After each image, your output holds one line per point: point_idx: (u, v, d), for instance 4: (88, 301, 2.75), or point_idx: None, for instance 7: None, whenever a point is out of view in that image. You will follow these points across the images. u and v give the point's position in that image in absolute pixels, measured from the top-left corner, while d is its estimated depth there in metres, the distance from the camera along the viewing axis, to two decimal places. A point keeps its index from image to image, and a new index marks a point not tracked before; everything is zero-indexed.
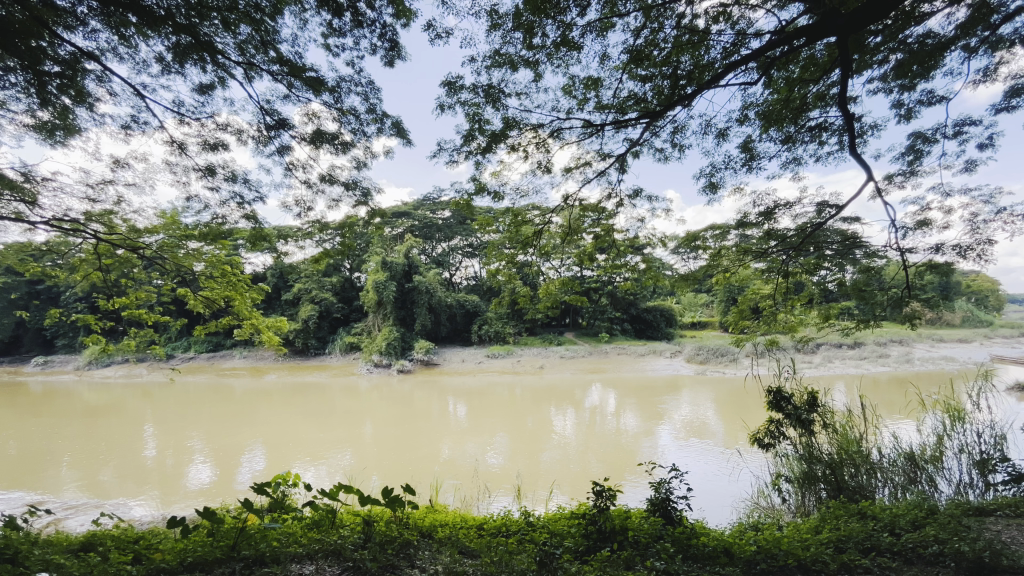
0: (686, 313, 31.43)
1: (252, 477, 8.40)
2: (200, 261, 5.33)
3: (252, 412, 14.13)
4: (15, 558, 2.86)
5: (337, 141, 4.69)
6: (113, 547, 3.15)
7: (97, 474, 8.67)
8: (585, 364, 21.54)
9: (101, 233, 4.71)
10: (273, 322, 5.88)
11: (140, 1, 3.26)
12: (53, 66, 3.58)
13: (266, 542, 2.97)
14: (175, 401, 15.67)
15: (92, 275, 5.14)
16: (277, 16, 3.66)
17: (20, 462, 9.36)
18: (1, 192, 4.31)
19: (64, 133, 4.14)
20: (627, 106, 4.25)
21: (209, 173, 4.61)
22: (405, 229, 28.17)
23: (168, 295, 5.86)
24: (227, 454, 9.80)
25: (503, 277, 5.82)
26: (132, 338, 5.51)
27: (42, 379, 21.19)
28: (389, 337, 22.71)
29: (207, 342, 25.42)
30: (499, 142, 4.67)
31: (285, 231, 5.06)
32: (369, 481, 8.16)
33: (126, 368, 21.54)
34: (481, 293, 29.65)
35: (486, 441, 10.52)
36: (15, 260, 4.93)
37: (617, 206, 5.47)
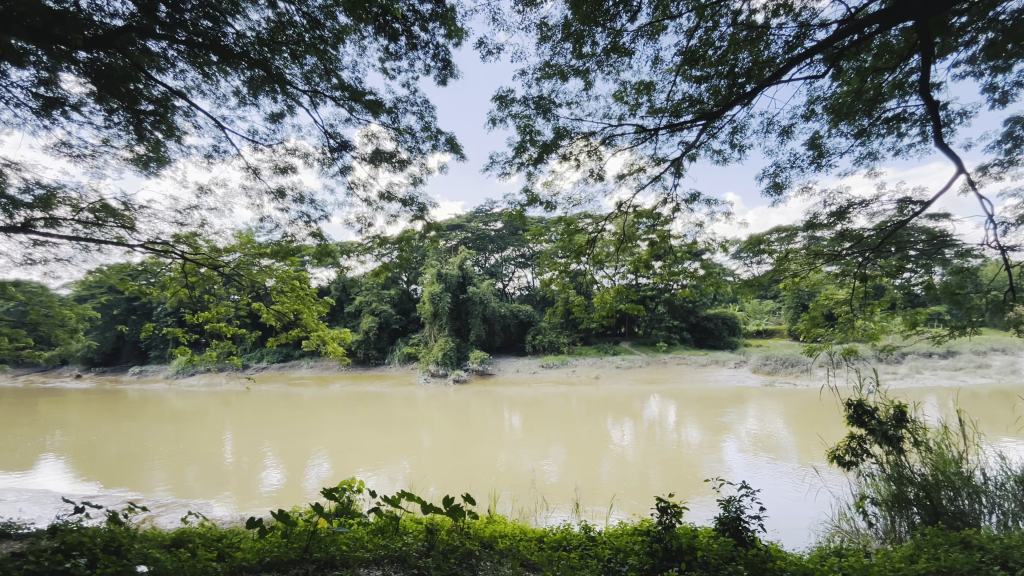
0: (750, 321, 29.87)
1: (319, 482, 8.79)
2: (272, 277, 5.69)
3: (318, 419, 14.86)
4: (120, 550, 3.16)
5: (395, 159, 4.89)
6: (200, 545, 3.39)
7: (184, 475, 9.42)
8: (643, 375, 20.94)
9: (187, 253, 5.17)
10: (338, 333, 6.12)
11: (221, 42, 3.58)
12: (149, 105, 3.99)
13: (336, 546, 3.09)
14: (250, 409, 16.78)
15: (180, 291, 5.64)
16: (339, 45, 3.89)
17: (120, 462, 10.36)
18: (105, 220, 4.81)
19: (157, 164, 4.59)
20: (682, 108, 4.15)
21: (280, 195, 4.95)
22: (459, 242, 28.88)
23: (245, 309, 6.29)
24: (295, 459, 10.34)
25: (557, 287, 5.82)
26: (214, 349, 5.96)
27: (137, 386, 23.39)
28: (445, 347, 23.22)
29: (278, 352, 27.12)
30: (550, 152, 4.70)
31: (348, 246, 5.32)
32: (428, 489, 8.31)
33: (208, 377, 23.38)
34: (534, 303, 29.72)
35: (542, 452, 10.45)
36: (117, 279, 5.50)
37: (673, 212, 5.33)
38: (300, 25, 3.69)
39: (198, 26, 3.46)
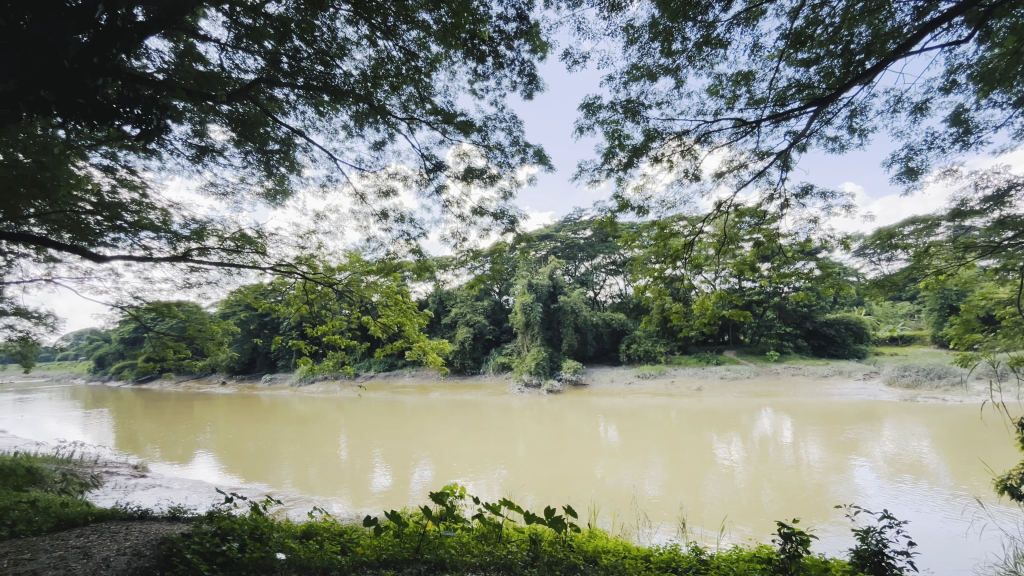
0: (881, 326, 26.24)
1: (423, 486, 9.24)
2: (378, 292, 6.11)
3: (420, 425, 15.65)
4: (262, 537, 3.60)
5: (485, 175, 5.09)
6: (326, 538, 3.74)
7: (307, 473, 10.42)
8: (752, 387, 19.28)
9: (307, 273, 5.82)
10: (437, 343, 6.34)
11: (332, 82, 3.98)
12: (275, 145, 4.55)
13: (444, 549, 3.22)
14: (360, 414, 18.18)
15: (302, 307, 6.28)
16: (432, 73, 4.15)
17: (256, 459, 11.76)
18: (242, 247, 5.54)
19: (282, 195, 5.21)
20: (788, 95, 3.84)
21: (383, 216, 5.35)
22: (549, 251, 29.14)
23: (355, 322, 6.80)
24: (401, 463, 10.96)
25: (652, 294, 5.60)
26: (330, 359, 6.53)
27: (269, 393, 26.55)
28: (538, 357, 23.38)
29: (384, 361, 29.20)
30: (641, 155, 4.61)
31: (444, 261, 5.59)
32: (526, 498, 8.35)
33: (325, 385, 25.82)
34: (627, 311, 28.84)
35: (641, 466, 10.03)
36: (253, 298, 6.30)
37: (781, 208, 4.91)
38: (398, 59, 4.00)
39: (313, 71, 3.88)
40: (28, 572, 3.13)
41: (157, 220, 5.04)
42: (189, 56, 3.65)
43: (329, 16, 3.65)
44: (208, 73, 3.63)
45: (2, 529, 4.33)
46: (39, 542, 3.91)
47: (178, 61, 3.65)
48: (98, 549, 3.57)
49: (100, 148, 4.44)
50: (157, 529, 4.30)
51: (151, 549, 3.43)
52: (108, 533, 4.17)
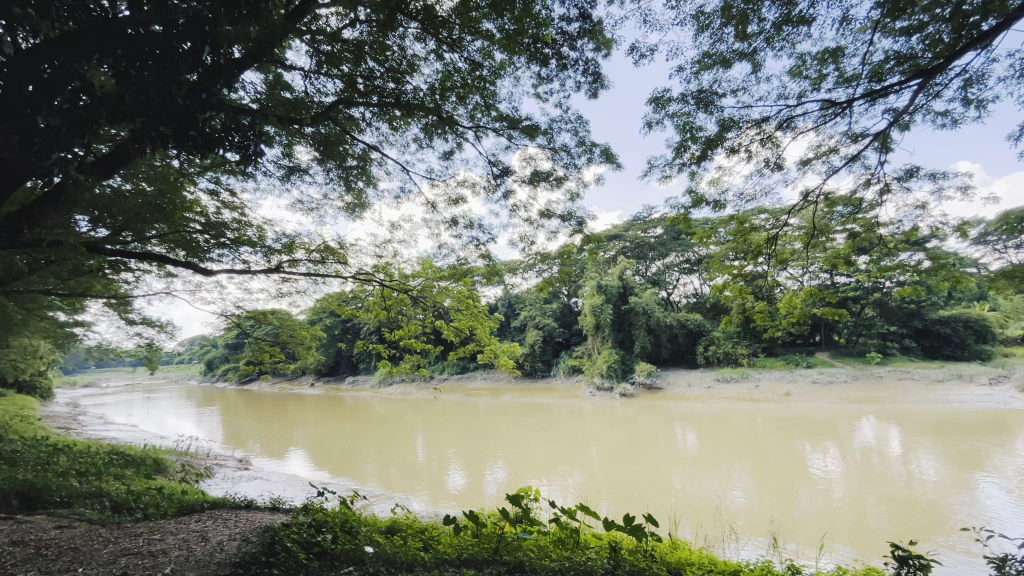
0: (1011, 323, 22.85)
1: (498, 488, 9.36)
2: (450, 297, 6.27)
3: (492, 428, 15.87)
4: (352, 530, 3.84)
5: (552, 178, 5.11)
6: (409, 534, 3.91)
7: (388, 470, 10.97)
8: (851, 392, 17.57)
9: (385, 280, 6.17)
10: (507, 346, 6.37)
11: (403, 97, 4.17)
12: (354, 161, 4.85)
13: (522, 552, 3.23)
14: (435, 415, 18.80)
15: (380, 312, 6.59)
16: (497, 80, 4.23)
17: (342, 456, 12.54)
18: (326, 258, 5.96)
19: (360, 208, 5.54)
20: (885, 69, 3.50)
21: (454, 224, 5.52)
22: (618, 252, 28.55)
23: (429, 326, 7.01)
24: (475, 464, 11.19)
25: (731, 293, 5.27)
26: (406, 362, 6.79)
27: (353, 394, 28.30)
28: (609, 360, 22.89)
29: (457, 364, 30.05)
30: (716, 146, 4.47)
31: (512, 265, 5.65)
32: (601, 503, 8.19)
33: (402, 387, 27.07)
34: (704, 311, 27.47)
35: (724, 475, 9.49)
36: (337, 305, 6.74)
37: (879, 194, 4.46)
38: (464, 70, 4.14)
39: (386, 88, 4.10)
40: (159, 550, 3.56)
41: (254, 236, 5.57)
42: (278, 85, 4.01)
43: (399, 36, 3.86)
44: (294, 99, 3.96)
45: (138, 512, 4.97)
46: (166, 525, 4.43)
47: (269, 91, 4.02)
48: (213, 534, 3.99)
49: (207, 175, 4.98)
50: (260, 518, 4.74)
51: (257, 536, 3.78)
52: (220, 519, 4.64)
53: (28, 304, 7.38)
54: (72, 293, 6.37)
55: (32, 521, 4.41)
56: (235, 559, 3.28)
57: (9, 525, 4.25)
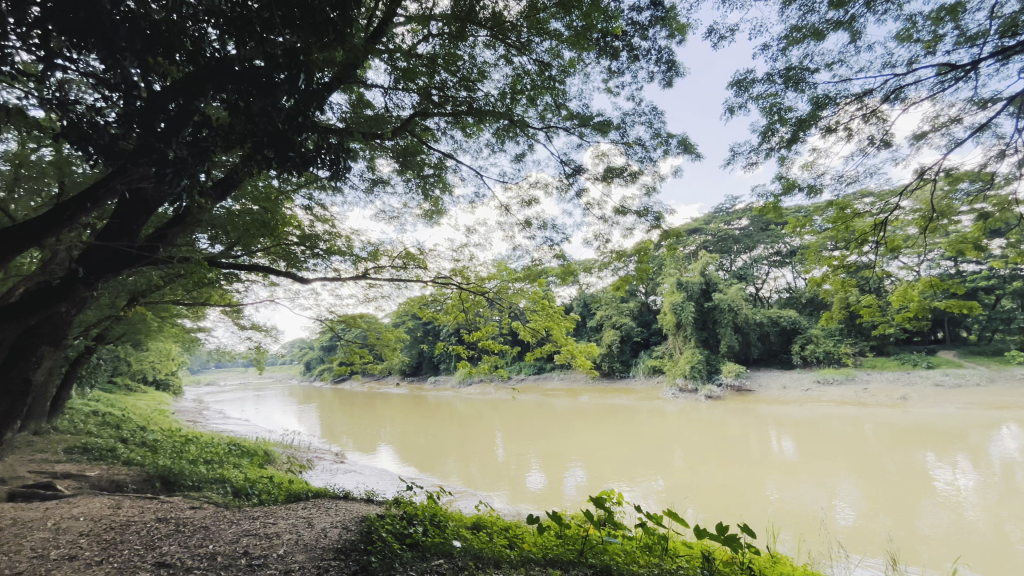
0: None
1: (578, 490, 9.28)
2: (525, 297, 6.31)
3: (570, 429, 15.76)
4: (442, 523, 4.03)
5: (626, 174, 4.99)
6: (494, 530, 4.02)
7: (470, 467, 11.28)
8: (985, 397, 15.30)
9: (462, 283, 6.37)
10: (585, 347, 6.25)
11: (475, 103, 4.27)
12: (430, 170, 5.05)
13: (608, 555, 3.15)
14: (513, 416, 19.06)
15: (459, 315, 6.81)
16: (566, 78, 4.25)
17: (426, 453, 13.09)
18: (408, 263, 6.26)
19: (437, 214, 5.77)
20: (1021, 21, 3.03)
21: (527, 225, 5.56)
22: (699, 246, 27.22)
23: (506, 327, 7.08)
24: (555, 464, 11.19)
25: (832, 287, 4.81)
26: (485, 363, 6.93)
27: (435, 393, 29.52)
28: (692, 360, 21.85)
29: (534, 365, 30.28)
30: (808, 127, 4.15)
31: (588, 264, 5.59)
32: (688, 510, 7.84)
33: (481, 387, 27.84)
34: (799, 307, 25.33)
35: (828, 485, 8.69)
36: (419, 308, 7.05)
37: (1017, 166, 3.85)
38: (533, 72, 4.22)
39: (458, 97, 4.23)
40: (274, 533, 3.95)
41: (344, 245, 5.99)
42: (360, 104, 4.29)
43: (470, 46, 4.00)
44: (376, 115, 4.22)
45: (254, 497, 5.56)
46: (278, 510, 4.90)
47: (353, 109, 4.31)
48: (318, 520, 4.35)
49: (302, 192, 5.45)
50: (358, 508, 5.10)
51: (355, 525, 4.07)
52: (324, 508, 5.06)
53: (163, 312, 8.52)
54: (195, 303, 7.26)
55: (173, 501, 5.09)
56: (338, 545, 3.54)
57: (156, 504, 4.94)
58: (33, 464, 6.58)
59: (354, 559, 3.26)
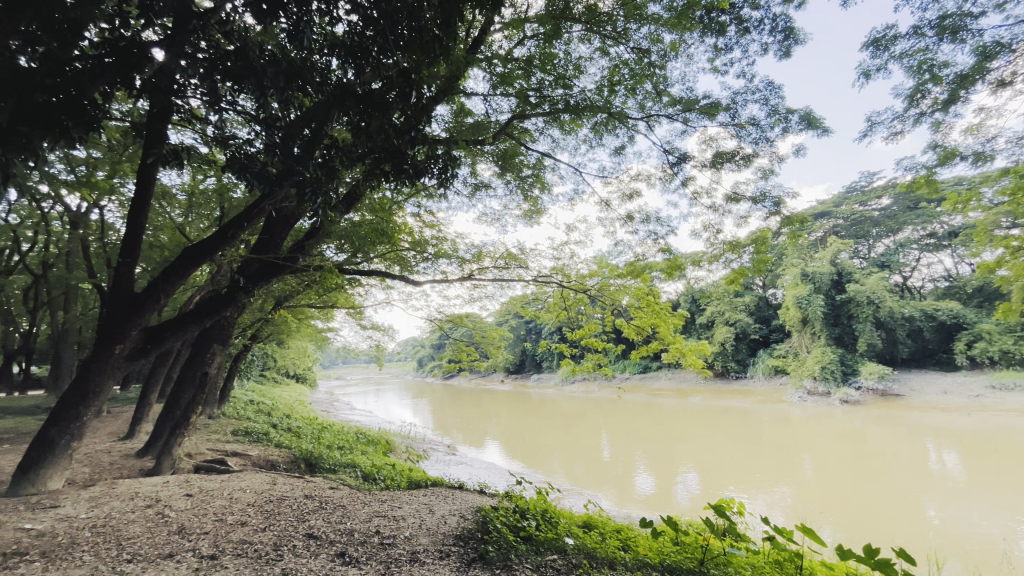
0: None
1: (691, 496, 8.79)
2: (629, 294, 6.11)
3: (681, 431, 14.96)
4: (553, 518, 4.10)
5: (737, 158, 4.66)
6: (606, 530, 3.99)
7: (575, 466, 11.27)
8: None
9: (563, 282, 6.37)
10: (696, 345, 5.88)
11: (571, 100, 4.28)
12: (528, 171, 5.14)
13: (734, 568, 2.91)
14: (618, 415, 18.59)
15: (561, 313, 6.78)
16: (667, 63, 4.19)
17: (532, 449, 13.31)
18: (509, 264, 6.41)
19: (536, 214, 5.84)
20: None
21: (629, 220, 5.39)
22: (827, 232, 24.32)
23: (609, 325, 6.90)
24: (664, 467, 10.75)
25: (1011, 273, 3.98)
26: (588, 361, 6.82)
27: (539, 390, 29.93)
28: (822, 360, 19.57)
29: (640, 364, 29.31)
30: (971, 83, 3.54)
31: (696, 257, 5.28)
32: (822, 528, 7.02)
33: (585, 386, 27.64)
34: (963, 299, 21.42)
35: (1010, 512, 7.23)
36: (521, 308, 7.17)
37: None
38: (632, 61, 4.23)
39: (555, 95, 4.27)
40: (400, 515, 4.31)
41: (450, 248, 6.32)
42: (462, 113, 4.54)
43: (565, 42, 4.10)
44: (478, 123, 4.43)
45: (381, 482, 6.12)
46: (403, 495, 5.33)
47: (456, 119, 4.57)
48: (439, 507, 4.66)
49: (412, 202, 5.88)
50: (472, 498, 5.36)
51: (472, 514, 4.29)
52: (442, 496, 5.38)
53: (300, 315, 9.73)
54: (326, 305, 8.16)
55: (316, 481, 5.80)
56: (457, 532, 3.76)
57: (303, 482, 5.66)
58: (210, 442, 7.89)
59: (473, 547, 3.44)
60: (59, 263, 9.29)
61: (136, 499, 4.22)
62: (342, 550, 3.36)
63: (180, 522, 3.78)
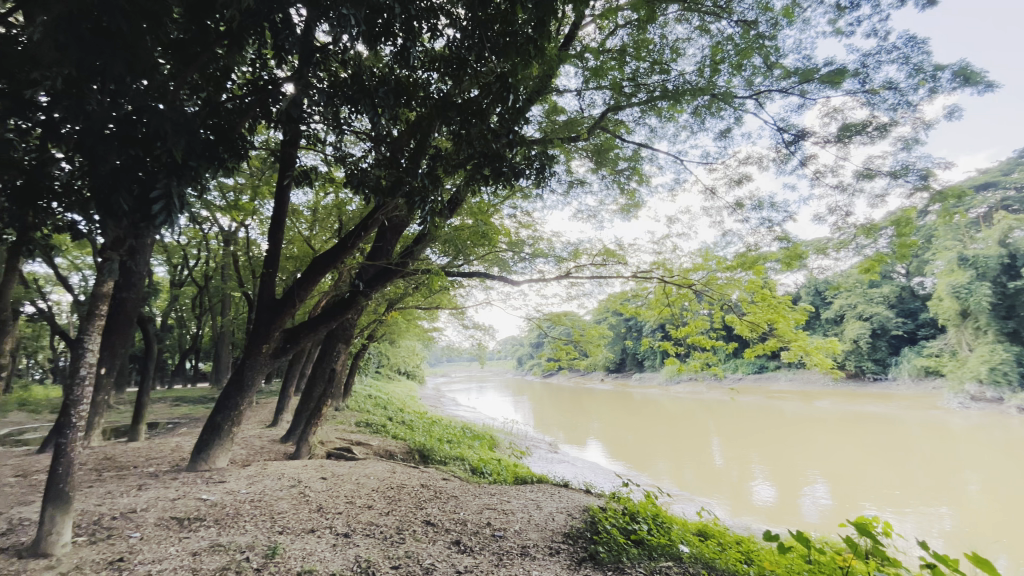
0: None
1: (821, 511, 7.89)
2: (740, 288, 5.62)
3: (807, 438, 13.49)
4: (664, 524, 3.95)
5: (870, 129, 4.15)
6: (725, 541, 3.74)
7: (684, 469, 10.74)
8: None
9: (665, 277, 6.12)
10: (824, 343, 5.25)
11: (669, 86, 4.11)
12: (625, 164, 4.99)
13: None
14: (731, 418, 17.30)
15: (664, 310, 6.47)
16: (778, 32, 3.86)
17: (636, 451, 12.89)
18: (608, 260, 6.28)
19: (634, 208, 5.65)
20: None
21: (738, 207, 5.01)
22: (993, 207, 20.40)
23: (717, 322, 6.42)
24: (787, 477, 9.79)
25: None
26: (695, 360, 6.43)
27: (642, 390, 28.91)
28: (991, 360, 16.45)
29: (754, 363, 27.04)
30: None
31: (820, 244, 4.73)
32: (998, 561, 5.88)
33: (692, 386, 26.15)
34: None
35: None
36: (621, 305, 6.96)
37: None
38: (737, 35, 3.96)
39: (651, 82, 4.13)
40: (510, 509, 4.44)
41: (547, 246, 6.36)
42: (555, 112, 4.56)
43: (661, 25, 3.96)
44: (571, 119, 4.42)
45: (488, 476, 6.35)
46: (510, 490, 5.46)
47: (549, 117, 4.61)
48: (547, 504, 4.71)
49: (508, 204, 6.02)
50: (578, 498, 5.33)
51: (579, 513, 4.27)
52: (548, 493, 5.42)
53: (409, 316, 10.45)
54: (431, 307, 8.67)
55: (430, 471, 6.17)
56: (564, 530, 3.75)
57: (418, 472, 6.07)
58: (338, 432, 8.78)
59: (583, 546, 3.43)
60: (217, 276, 10.96)
61: (283, 479, 4.85)
62: (457, 539, 3.53)
63: (318, 502, 4.26)
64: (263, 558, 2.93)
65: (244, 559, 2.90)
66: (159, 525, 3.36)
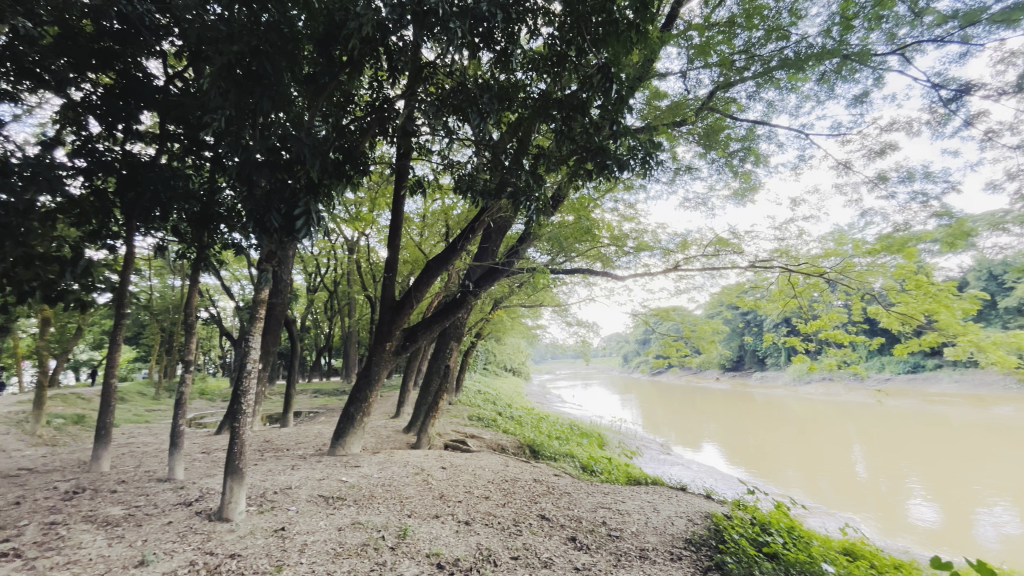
0: None
1: (1003, 538, 6.63)
2: (885, 275, 4.90)
3: (978, 449, 11.43)
4: (801, 538, 3.58)
5: None
6: (879, 564, 3.29)
7: (818, 479, 9.67)
8: None
9: (790, 265, 5.56)
10: (1006, 337, 4.36)
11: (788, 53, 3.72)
12: (737, 145, 4.62)
13: None
14: (876, 423, 15.21)
15: (790, 302, 5.87)
16: None
17: (759, 456, 11.90)
18: (722, 249, 5.84)
19: (750, 192, 5.20)
20: None
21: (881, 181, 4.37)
22: None
23: (857, 314, 5.65)
24: (954, 495, 8.37)
25: None
26: (830, 357, 5.74)
27: (764, 391, 26.52)
28: None
29: (906, 362, 23.35)
30: None
31: (994, 218, 3.96)
32: None
33: (825, 386, 23.39)
34: None
35: None
36: (738, 297, 6.45)
37: None
38: None
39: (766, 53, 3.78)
40: (625, 510, 4.34)
41: (652, 239, 6.11)
42: (656, 97, 4.38)
43: None
44: (677, 103, 4.20)
45: (600, 474, 6.28)
46: (623, 490, 5.34)
47: (651, 104, 4.43)
48: (664, 507, 4.53)
49: (610, 198, 5.89)
50: (698, 503, 5.05)
51: (701, 520, 4.04)
52: (664, 496, 5.22)
53: (514, 314, 10.71)
54: (535, 304, 8.79)
55: (541, 467, 6.27)
56: (683, 536, 3.57)
57: (530, 467, 6.19)
58: (453, 425, 9.30)
59: (706, 554, 3.24)
60: (344, 282, 12.19)
61: (408, 467, 5.26)
62: (573, 535, 3.55)
63: (440, 490, 4.56)
64: (396, 538, 3.21)
65: (381, 536, 3.21)
66: (310, 501, 3.85)
